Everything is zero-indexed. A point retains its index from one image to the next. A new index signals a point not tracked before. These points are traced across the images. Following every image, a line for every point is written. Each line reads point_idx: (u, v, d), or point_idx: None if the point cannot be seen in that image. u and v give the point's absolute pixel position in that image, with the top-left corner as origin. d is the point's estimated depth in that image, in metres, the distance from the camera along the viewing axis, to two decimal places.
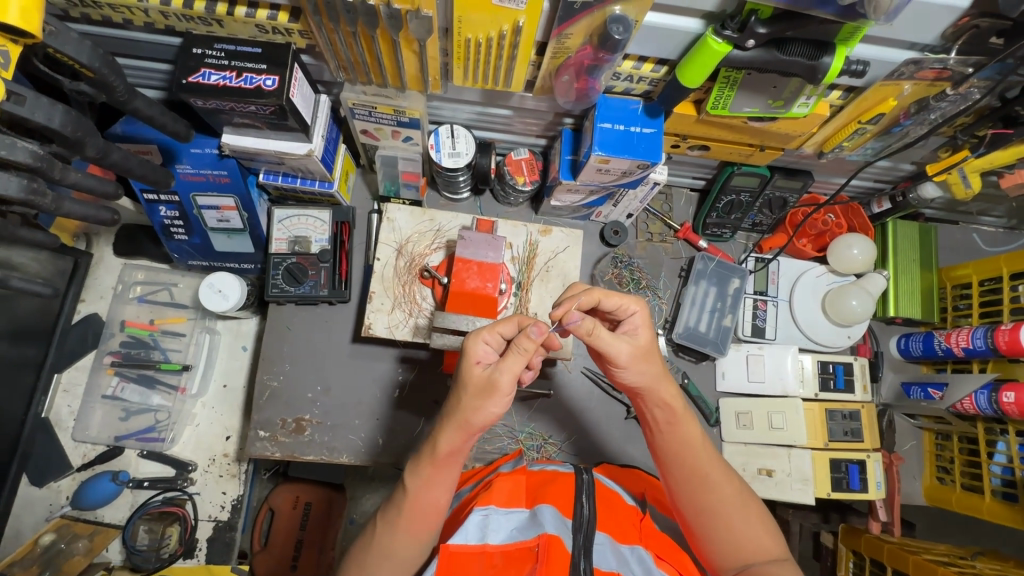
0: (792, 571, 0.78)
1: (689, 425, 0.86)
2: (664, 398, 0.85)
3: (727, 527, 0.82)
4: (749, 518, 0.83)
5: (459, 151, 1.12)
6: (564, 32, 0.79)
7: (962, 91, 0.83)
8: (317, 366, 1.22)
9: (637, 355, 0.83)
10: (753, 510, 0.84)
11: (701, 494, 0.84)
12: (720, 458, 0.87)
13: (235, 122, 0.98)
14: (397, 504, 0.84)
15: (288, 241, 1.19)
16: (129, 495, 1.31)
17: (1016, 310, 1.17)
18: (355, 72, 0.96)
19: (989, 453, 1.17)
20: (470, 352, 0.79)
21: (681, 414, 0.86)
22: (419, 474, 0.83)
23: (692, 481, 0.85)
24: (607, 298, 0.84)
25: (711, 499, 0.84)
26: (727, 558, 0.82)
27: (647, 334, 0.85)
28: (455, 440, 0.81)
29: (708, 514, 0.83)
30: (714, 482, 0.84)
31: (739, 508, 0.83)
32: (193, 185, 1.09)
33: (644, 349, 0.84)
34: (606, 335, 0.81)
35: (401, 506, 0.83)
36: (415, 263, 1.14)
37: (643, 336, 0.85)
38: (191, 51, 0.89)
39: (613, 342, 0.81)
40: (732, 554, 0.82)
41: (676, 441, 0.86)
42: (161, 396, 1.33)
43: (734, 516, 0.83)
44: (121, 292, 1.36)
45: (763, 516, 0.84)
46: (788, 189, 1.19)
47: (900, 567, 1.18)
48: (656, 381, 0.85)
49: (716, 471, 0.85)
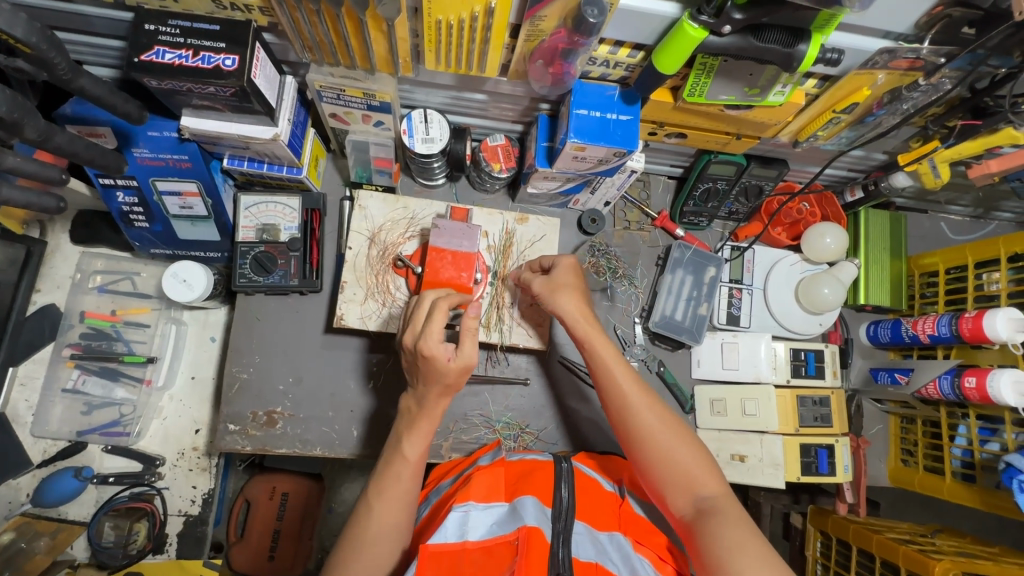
0: (724, 508, 0.77)
1: (615, 359, 0.91)
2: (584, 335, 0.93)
3: (667, 464, 0.83)
4: (686, 450, 0.83)
5: (432, 136, 1.09)
6: (538, 14, 0.77)
7: (934, 81, 0.83)
8: (288, 358, 1.18)
9: (551, 287, 0.97)
10: (687, 443, 0.84)
11: (633, 429, 0.86)
12: (653, 393, 0.89)
13: (195, 103, 0.93)
14: (396, 473, 0.87)
15: (255, 229, 1.15)
16: (94, 491, 1.27)
17: (979, 298, 1.20)
18: (321, 52, 0.92)
19: (950, 436, 1.21)
20: (433, 354, 0.85)
21: (597, 344, 0.91)
22: (414, 438, 0.89)
23: (627, 416, 0.87)
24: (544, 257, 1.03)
25: (648, 434, 0.85)
26: (677, 495, 0.82)
27: (568, 273, 0.98)
28: (444, 399, 0.90)
29: (649, 448, 0.84)
30: (641, 414, 0.86)
31: (670, 442, 0.84)
32: (152, 169, 1.04)
33: (560, 284, 0.97)
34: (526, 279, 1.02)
35: (401, 473, 0.87)
36: (388, 252, 1.11)
37: (560, 275, 0.98)
38: (143, 28, 0.84)
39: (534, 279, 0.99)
40: (677, 488, 0.82)
41: (608, 378, 0.90)
42: (125, 388, 1.28)
43: (670, 453, 0.83)
44: (79, 282, 1.31)
45: (698, 452, 0.84)
46: (762, 177, 1.20)
47: (863, 545, 1.22)
48: (578, 313, 0.94)
49: (643, 405, 0.87)
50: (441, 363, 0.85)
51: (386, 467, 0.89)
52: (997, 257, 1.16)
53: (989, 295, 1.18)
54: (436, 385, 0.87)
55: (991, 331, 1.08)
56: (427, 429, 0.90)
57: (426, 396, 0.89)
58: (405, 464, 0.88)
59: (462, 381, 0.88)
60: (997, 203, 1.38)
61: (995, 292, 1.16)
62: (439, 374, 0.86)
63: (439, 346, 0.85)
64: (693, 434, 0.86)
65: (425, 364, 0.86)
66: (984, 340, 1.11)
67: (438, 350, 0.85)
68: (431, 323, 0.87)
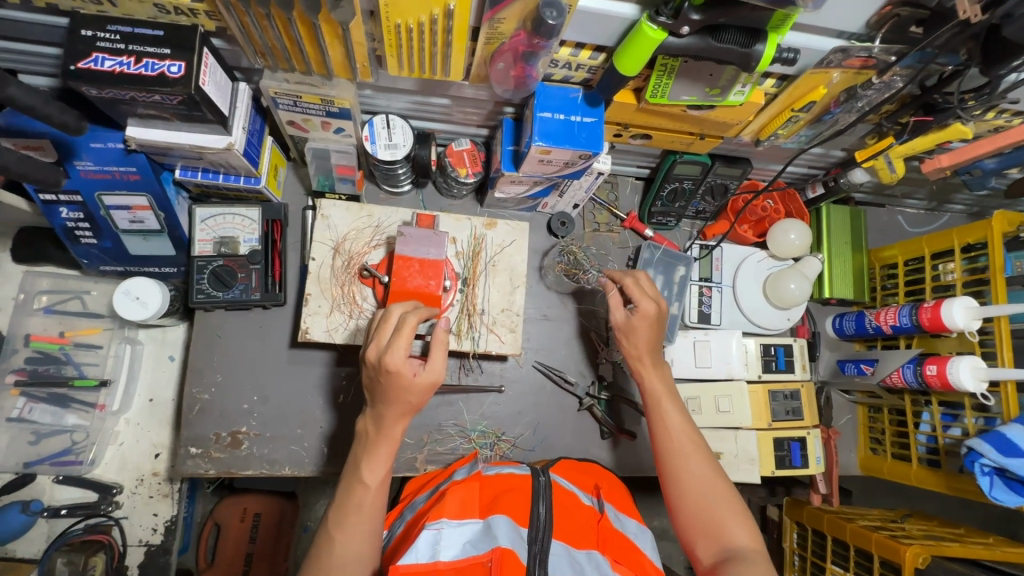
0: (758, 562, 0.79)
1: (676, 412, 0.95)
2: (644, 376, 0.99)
3: (709, 511, 0.85)
4: (724, 502, 0.85)
5: (395, 143, 1.06)
6: (496, 16, 0.75)
7: (886, 79, 0.85)
8: (252, 376, 1.14)
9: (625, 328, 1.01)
10: (729, 497, 0.86)
11: (680, 473, 0.89)
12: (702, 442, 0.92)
13: (141, 113, 0.88)
14: (355, 504, 0.84)
15: (213, 242, 1.11)
16: (44, 526, 1.21)
17: (937, 288, 1.24)
18: (274, 58, 0.89)
19: (915, 424, 1.24)
20: (400, 368, 0.83)
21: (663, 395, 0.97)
22: (374, 463, 0.86)
23: (671, 457, 0.90)
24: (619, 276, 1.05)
25: (687, 478, 0.88)
26: (704, 541, 0.84)
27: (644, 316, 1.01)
28: (403, 421, 0.87)
29: (686, 493, 0.87)
30: (692, 462, 0.89)
31: (715, 492, 0.86)
32: (97, 183, 0.99)
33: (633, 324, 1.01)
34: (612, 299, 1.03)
35: (361, 504, 0.84)
36: (354, 262, 1.08)
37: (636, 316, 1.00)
38: (78, 33, 0.79)
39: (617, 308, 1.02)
40: (706, 535, 0.84)
41: (660, 423, 0.94)
42: (77, 415, 1.21)
43: (709, 501, 0.86)
44: (22, 303, 1.22)
45: (739, 508, 0.85)
46: (727, 176, 1.21)
47: (838, 535, 1.24)
48: (648, 357, 0.99)
49: (697, 456, 0.90)
50: (407, 377, 0.83)
51: (345, 497, 0.85)
52: (951, 248, 1.20)
53: (945, 285, 1.22)
54: (398, 404, 0.85)
55: (948, 319, 1.12)
56: (387, 452, 0.87)
57: (385, 414, 0.86)
58: (366, 494, 0.85)
59: (425, 398, 0.86)
60: (949, 196, 1.43)
61: (951, 281, 1.20)
62: (401, 389, 0.84)
63: (405, 361, 0.84)
64: (734, 491, 0.87)
65: (389, 379, 0.84)
66: (943, 329, 1.14)
67: (402, 364, 0.83)
68: (397, 336, 0.85)
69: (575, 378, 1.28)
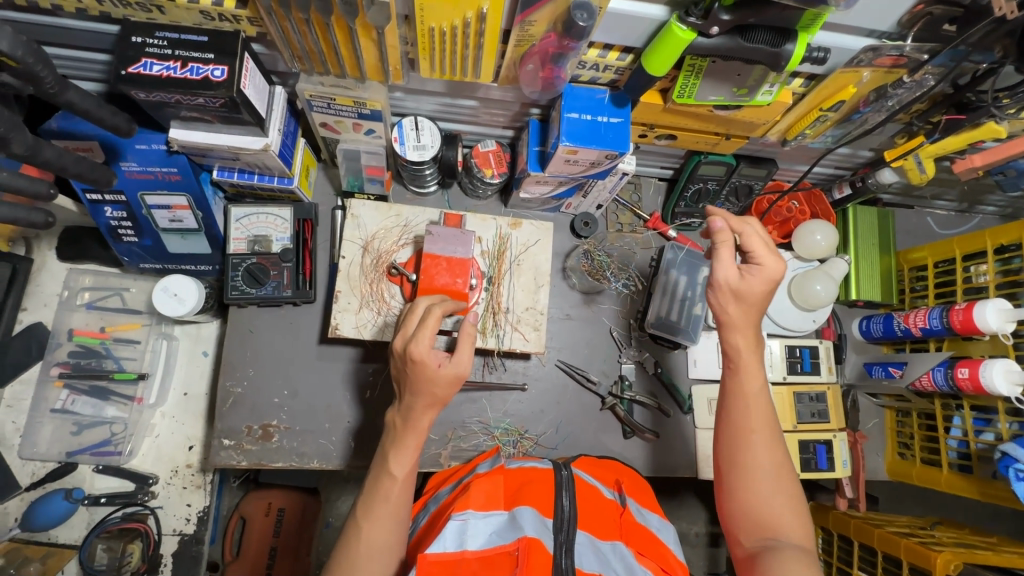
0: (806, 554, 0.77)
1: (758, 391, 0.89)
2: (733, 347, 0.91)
3: (765, 496, 0.82)
4: (785, 495, 0.83)
5: (424, 143, 1.08)
6: (527, 18, 0.77)
7: (917, 77, 0.85)
8: (283, 370, 1.17)
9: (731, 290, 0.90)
10: (790, 488, 0.83)
11: (745, 453, 0.85)
12: (773, 428, 0.88)
13: (184, 115, 0.92)
14: (383, 494, 0.86)
15: (246, 241, 1.14)
16: (85, 513, 1.25)
17: (969, 290, 1.22)
18: (311, 62, 0.92)
19: (945, 428, 1.22)
20: (426, 359, 0.85)
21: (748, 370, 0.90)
22: (401, 456, 0.88)
23: (742, 438, 0.87)
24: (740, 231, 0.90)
25: (753, 458, 0.85)
26: (749, 524, 0.82)
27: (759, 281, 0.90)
28: (432, 415, 0.89)
29: (748, 473, 0.84)
30: (761, 445, 0.85)
31: (776, 481, 0.83)
32: (141, 183, 1.03)
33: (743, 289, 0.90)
34: (724, 255, 0.89)
35: (388, 495, 0.85)
36: (382, 260, 1.10)
37: (751, 282, 0.89)
38: (129, 40, 0.83)
39: (730, 270, 0.90)
40: (754, 519, 0.82)
41: (740, 400, 0.89)
42: (116, 407, 1.26)
43: (771, 489, 0.83)
44: (67, 298, 1.28)
45: (797, 501, 0.83)
46: (752, 176, 1.21)
47: (866, 541, 1.23)
48: (745, 330, 0.91)
49: (766, 440, 0.86)
50: (431, 368, 0.85)
51: (373, 488, 0.87)
52: (984, 249, 1.18)
53: (977, 287, 1.20)
54: (424, 396, 0.86)
55: (980, 322, 1.10)
56: (413, 444, 0.89)
57: (412, 406, 0.88)
58: (393, 486, 0.86)
59: (451, 390, 0.88)
60: (981, 197, 1.40)
61: (983, 283, 1.18)
62: (427, 380, 0.85)
63: (429, 352, 0.86)
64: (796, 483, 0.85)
65: (414, 369, 0.85)
66: (974, 332, 1.13)
67: (426, 354, 0.85)
68: (422, 327, 0.87)
69: (598, 377, 1.28)
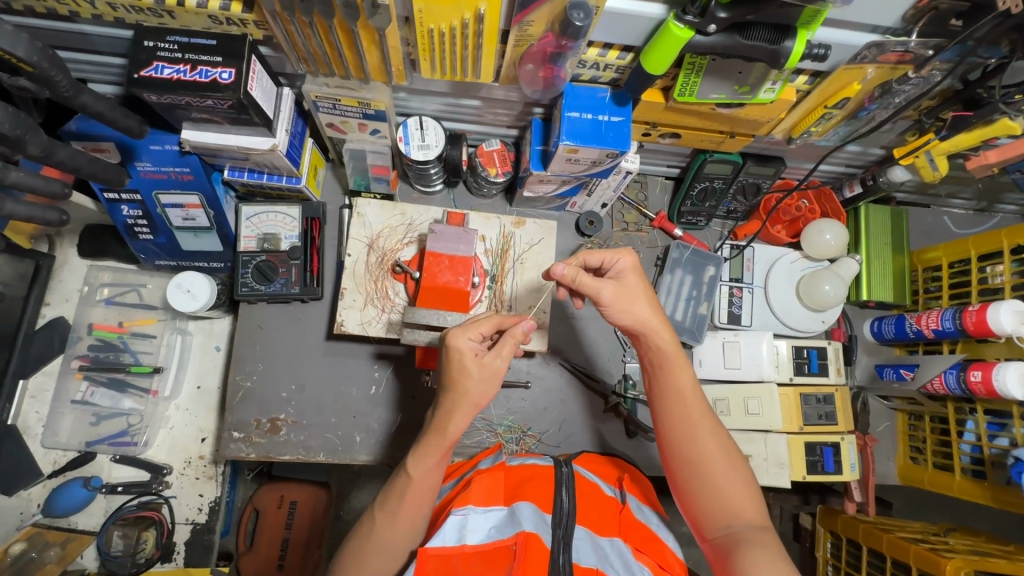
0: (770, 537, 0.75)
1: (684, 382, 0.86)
2: (657, 347, 0.86)
3: (718, 485, 0.80)
4: (735, 479, 0.81)
5: (428, 143, 1.10)
6: (526, 18, 0.78)
7: (925, 73, 0.83)
8: (291, 365, 1.20)
9: (620, 295, 0.86)
10: (741, 472, 0.82)
11: (689, 446, 0.83)
12: (710, 414, 0.86)
13: (194, 117, 0.95)
14: (399, 492, 0.85)
15: (256, 239, 1.17)
16: (102, 501, 1.29)
17: (984, 291, 1.19)
18: (316, 63, 0.94)
19: (958, 432, 1.19)
20: (461, 347, 0.83)
21: (674, 362, 0.87)
22: (422, 458, 0.85)
23: (685, 433, 0.84)
24: (589, 257, 0.90)
25: (696, 449, 0.82)
26: (711, 515, 0.80)
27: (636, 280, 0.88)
28: (464, 422, 0.85)
29: (695, 467, 0.82)
30: (703, 435, 0.83)
31: (725, 467, 0.81)
32: (155, 182, 1.06)
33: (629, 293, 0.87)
34: (587, 280, 0.85)
35: (403, 494, 0.84)
36: (387, 258, 1.12)
37: (631, 281, 0.88)
38: (142, 44, 0.87)
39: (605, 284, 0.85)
40: (713, 511, 0.80)
41: (668, 395, 0.86)
42: (133, 399, 1.31)
43: (722, 478, 0.81)
44: (87, 294, 1.34)
45: (748, 481, 0.82)
46: (761, 175, 1.20)
47: (875, 546, 1.20)
48: (655, 327, 0.87)
49: (706, 426, 0.84)
50: (468, 360, 0.83)
51: (392, 483, 0.87)
52: (1000, 249, 1.15)
53: (993, 288, 1.17)
54: (456, 392, 0.83)
55: (994, 323, 1.07)
56: (436, 451, 0.84)
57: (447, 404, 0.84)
58: (408, 484, 0.84)
59: (485, 391, 0.84)
60: (999, 195, 1.36)
61: (999, 284, 1.14)
62: (460, 373, 0.83)
63: (468, 343, 0.84)
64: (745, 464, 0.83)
65: (451, 358, 0.84)
66: (988, 334, 1.10)
67: (463, 344, 0.84)
68: (472, 322, 0.87)
69: (602, 376, 1.29)
